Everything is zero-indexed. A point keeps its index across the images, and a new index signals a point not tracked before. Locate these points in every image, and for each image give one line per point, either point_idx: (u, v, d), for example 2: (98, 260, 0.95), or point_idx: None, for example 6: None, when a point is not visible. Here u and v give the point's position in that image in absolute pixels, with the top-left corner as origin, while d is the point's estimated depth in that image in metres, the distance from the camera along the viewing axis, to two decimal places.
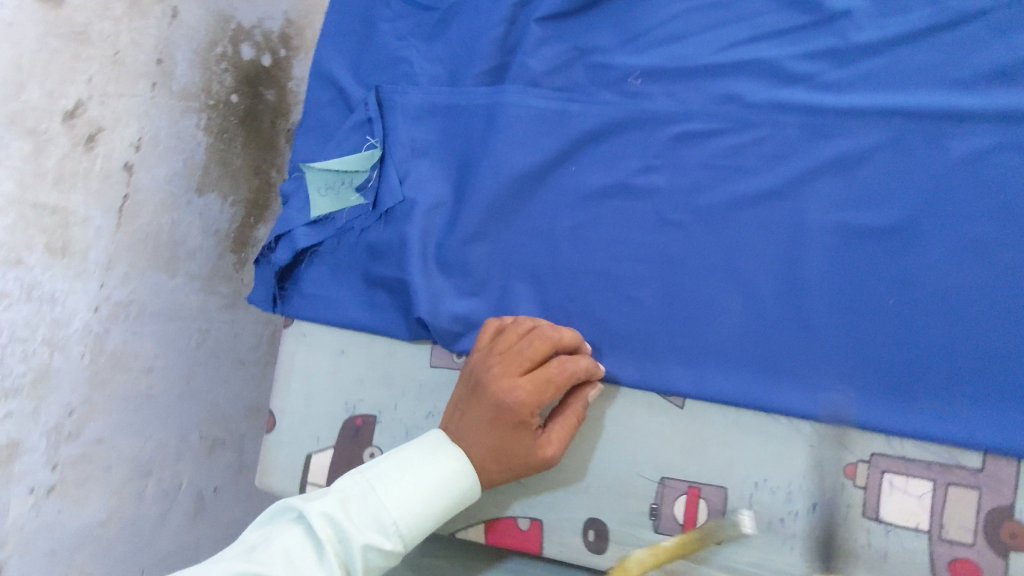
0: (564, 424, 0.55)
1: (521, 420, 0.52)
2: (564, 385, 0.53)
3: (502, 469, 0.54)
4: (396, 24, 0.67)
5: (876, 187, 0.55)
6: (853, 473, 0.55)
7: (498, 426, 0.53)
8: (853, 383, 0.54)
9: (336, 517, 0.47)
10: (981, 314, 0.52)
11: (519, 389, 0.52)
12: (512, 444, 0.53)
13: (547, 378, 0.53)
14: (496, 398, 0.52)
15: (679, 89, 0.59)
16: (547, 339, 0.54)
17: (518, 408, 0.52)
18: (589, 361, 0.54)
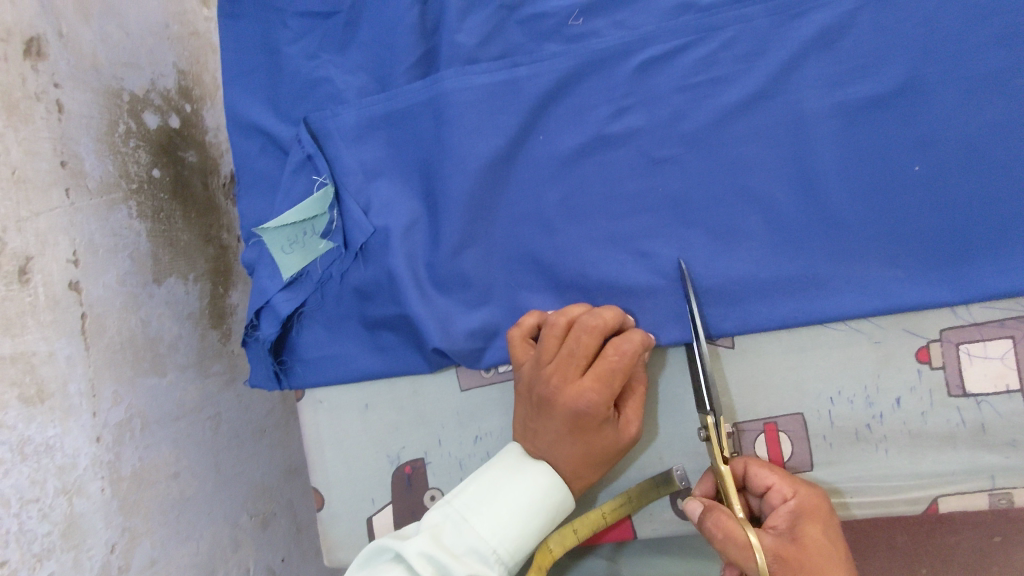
0: (635, 395, 0.53)
1: (600, 420, 0.49)
2: (630, 369, 0.49)
3: (597, 468, 0.52)
4: (301, 42, 0.60)
5: (871, 51, 0.50)
6: (927, 355, 0.51)
7: (579, 432, 0.50)
8: (905, 266, 0.50)
9: (437, 555, 0.46)
10: (1014, 151, 0.47)
11: (588, 391, 0.49)
12: (599, 442, 0.51)
13: (610, 370, 0.49)
14: (568, 409, 0.49)
15: (625, 15, 0.54)
16: (594, 329, 0.49)
17: (595, 411, 0.49)
18: (643, 332, 0.50)
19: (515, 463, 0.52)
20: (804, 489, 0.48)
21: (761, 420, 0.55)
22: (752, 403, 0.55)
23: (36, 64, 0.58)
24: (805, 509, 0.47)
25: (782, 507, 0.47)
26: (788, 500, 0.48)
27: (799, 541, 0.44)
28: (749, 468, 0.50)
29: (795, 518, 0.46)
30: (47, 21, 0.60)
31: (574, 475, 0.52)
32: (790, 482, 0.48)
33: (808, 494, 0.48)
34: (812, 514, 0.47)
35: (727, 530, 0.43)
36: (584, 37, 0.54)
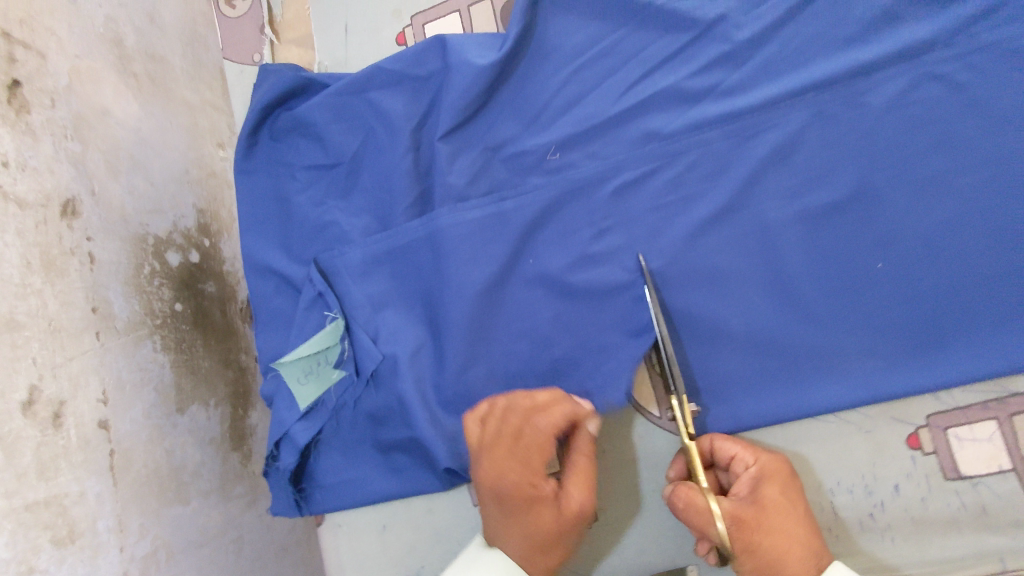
0: (580, 468, 0.53)
1: (527, 497, 0.50)
2: (549, 442, 0.52)
3: (549, 549, 0.50)
4: (309, 191, 0.65)
5: (823, 164, 0.55)
6: (918, 442, 0.53)
7: (514, 512, 0.50)
8: (879, 357, 0.53)
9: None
10: (968, 243, 0.52)
11: (509, 470, 0.51)
12: (538, 522, 0.50)
13: (527, 447, 0.51)
14: (491, 487, 0.51)
15: (599, 145, 0.59)
16: (513, 405, 0.54)
17: (517, 486, 0.50)
18: (563, 402, 0.54)
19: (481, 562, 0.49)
20: (763, 456, 0.51)
21: None
22: None
23: (71, 223, 0.62)
24: (765, 474, 0.50)
25: (744, 474, 0.51)
26: (749, 469, 0.51)
27: (757, 504, 0.48)
28: (714, 442, 0.53)
29: (754, 483, 0.50)
30: (81, 182, 0.65)
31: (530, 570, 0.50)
32: (750, 451, 0.52)
33: (766, 460, 0.51)
34: (770, 477, 0.50)
35: (691, 499, 0.48)
36: (564, 167, 0.60)
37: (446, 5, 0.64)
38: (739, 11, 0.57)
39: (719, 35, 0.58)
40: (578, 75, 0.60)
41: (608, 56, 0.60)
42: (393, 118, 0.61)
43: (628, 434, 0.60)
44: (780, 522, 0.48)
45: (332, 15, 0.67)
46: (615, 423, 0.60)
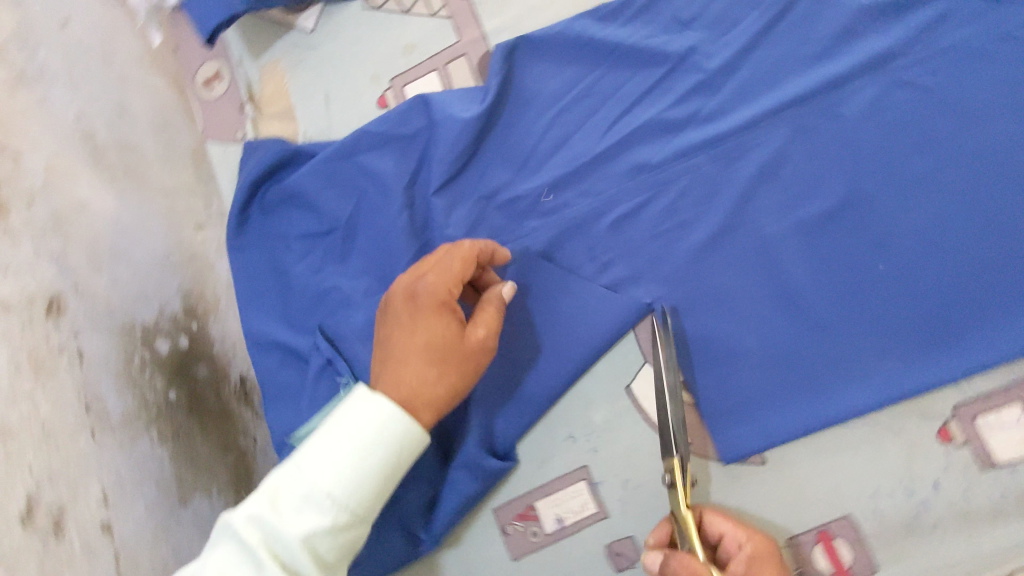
0: (487, 304, 0.53)
1: (440, 301, 0.51)
2: (472, 258, 0.52)
3: (443, 385, 0.49)
4: (306, 260, 0.64)
5: (810, 176, 0.56)
6: (949, 435, 0.53)
7: (419, 319, 0.51)
8: (896, 356, 0.54)
9: (264, 519, 0.42)
10: (961, 235, 0.53)
11: (430, 274, 0.52)
12: (438, 330, 0.50)
13: (441, 261, 0.53)
14: (407, 292, 0.52)
15: (591, 182, 0.60)
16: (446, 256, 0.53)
17: (434, 289, 0.51)
18: (486, 240, 0.55)
19: (361, 405, 0.46)
20: (758, 536, 0.50)
21: (813, 528, 0.55)
22: (799, 514, 0.55)
23: (57, 321, 0.59)
24: (758, 556, 0.49)
25: (738, 552, 0.50)
26: (741, 546, 0.50)
27: None
28: (704, 517, 0.52)
29: (749, 562, 0.49)
30: (65, 278, 0.61)
31: (411, 396, 0.48)
32: (744, 529, 0.51)
33: (760, 540, 0.50)
34: (763, 557, 0.49)
35: (690, 567, 0.45)
36: (559, 208, 0.60)
37: (423, 65, 0.65)
38: (708, 41, 0.59)
39: (693, 65, 0.60)
40: (561, 118, 0.61)
41: (588, 96, 0.61)
42: (385, 178, 0.62)
43: None
44: None
45: (309, 85, 0.67)
46: (647, 453, 0.58)
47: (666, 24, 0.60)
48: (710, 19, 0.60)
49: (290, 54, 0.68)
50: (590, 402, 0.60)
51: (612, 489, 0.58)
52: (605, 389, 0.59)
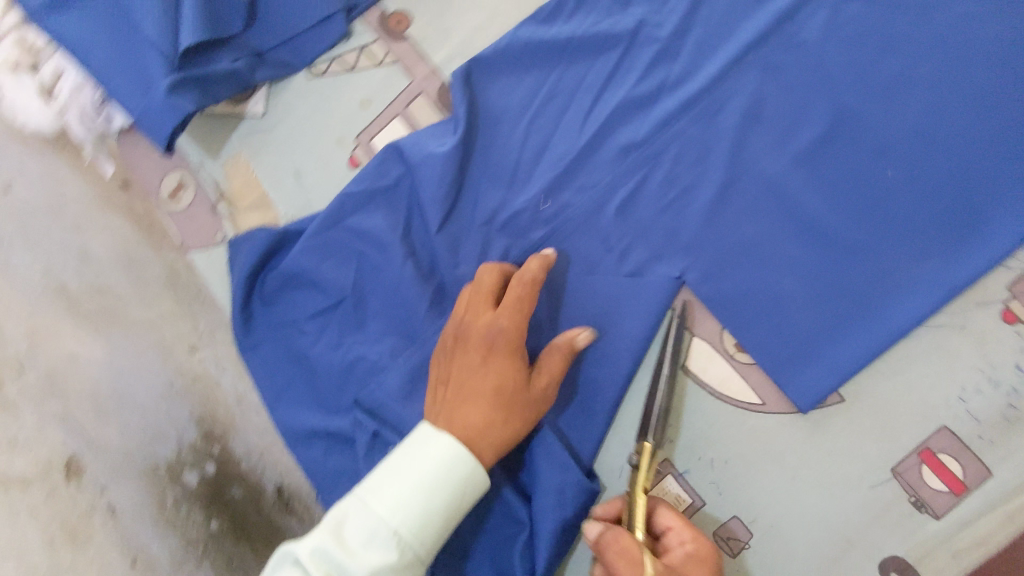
0: (555, 349, 0.52)
1: (511, 345, 0.50)
2: (539, 298, 0.52)
3: (505, 427, 0.49)
4: (323, 338, 0.62)
5: (793, 109, 0.56)
6: (1014, 315, 0.52)
7: (488, 363, 0.49)
8: (936, 254, 0.53)
9: (333, 553, 0.42)
10: (959, 119, 0.53)
11: (502, 315, 0.51)
12: (507, 375, 0.49)
13: (518, 299, 0.51)
14: (480, 331, 0.50)
15: (583, 177, 0.59)
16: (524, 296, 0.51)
17: (508, 334, 0.50)
18: (543, 260, 0.53)
19: (429, 445, 0.46)
20: (703, 538, 0.47)
21: (913, 450, 0.52)
22: (894, 440, 0.53)
23: None
24: (700, 553, 0.46)
25: (679, 549, 0.47)
26: (684, 544, 0.47)
27: None
28: (654, 510, 0.50)
29: (686, 560, 0.46)
30: None
31: (473, 437, 0.47)
32: (691, 529, 0.48)
33: (705, 543, 0.47)
34: (706, 562, 0.46)
35: (625, 548, 0.44)
36: (560, 211, 0.59)
37: (384, 115, 0.64)
38: (654, 11, 0.59)
39: (646, 38, 0.60)
40: (535, 125, 0.61)
41: (554, 97, 0.61)
42: (379, 234, 0.60)
43: (740, 431, 0.55)
44: None
45: (276, 167, 0.66)
46: (723, 426, 0.56)
47: (608, 8, 0.61)
48: None
49: (248, 143, 0.67)
50: None
51: (701, 473, 0.55)
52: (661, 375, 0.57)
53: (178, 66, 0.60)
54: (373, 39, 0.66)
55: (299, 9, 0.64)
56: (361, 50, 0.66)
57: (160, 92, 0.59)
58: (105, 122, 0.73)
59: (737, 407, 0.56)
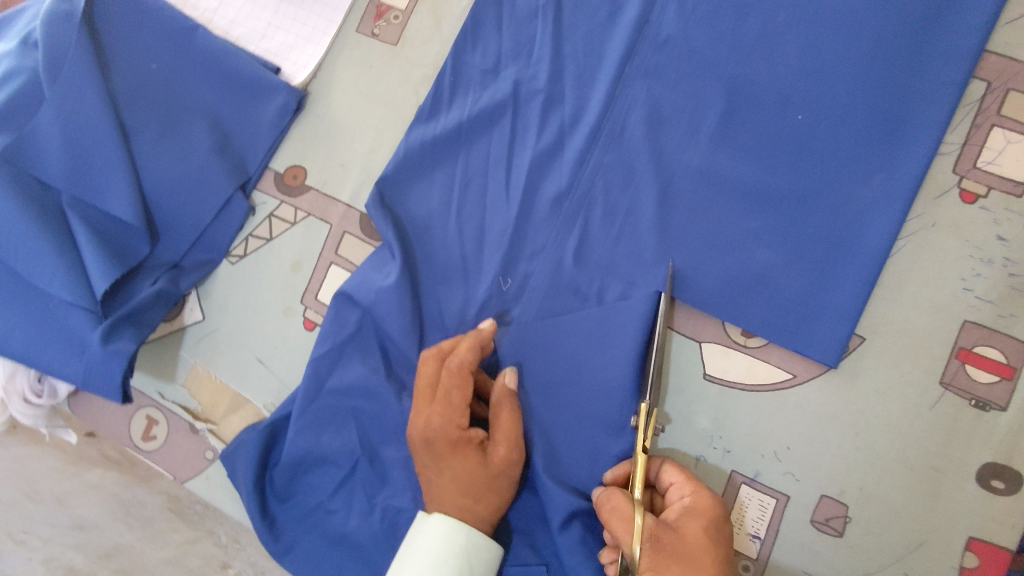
0: (500, 411, 0.53)
1: (453, 439, 0.51)
2: (464, 380, 0.52)
3: (487, 503, 0.51)
4: (351, 508, 0.58)
5: (687, 99, 0.58)
6: (971, 193, 0.53)
7: (443, 460, 0.51)
8: (876, 169, 0.54)
9: None
10: (834, 47, 0.55)
11: (435, 414, 0.52)
12: (463, 464, 0.51)
13: (446, 390, 0.52)
14: (421, 438, 0.52)
15: (530, 243, 0.59)
16: (451, 384, 0.52)
17: (444, 431, 0.51)
18: (475, 338, 0.54)
19: (425, 527, 0.50)
20: (703, 491, 0.48)
21: (949, 355, 0.52)
22: (929, 354, 0.52)
23: None
24: (697, 506, 0.48)
25: (678, 502, 0.49)
26: (683, 499, 0.49)
27: (678, 529, 0.46)
28: (660, 466, 0.52)
29: (682, 513, 0.48)
30: None
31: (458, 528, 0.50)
32: (691, 482, 0.49)
33: (704, 496, 0.48)
34: (703, 514, 0.47)
35: (619, 508, 0.47)
36: (523, 284, 0.58)
37: (319, 268, 0.63)
38: (522, 68, 0.61)
39: (527, 92, 0.61)
40: (463, 216, 0.60)
41: (470, 182, 0.61)
42: (363, 383, 0.58)
43: (788, 412, 0.54)
44: (692, 554, 0.45)
45: (237, 364, 0.63)
46: (769, 414, 0.54)
47: (482, 83, 0.62)
48: (510, 54, 0.62)
49: (200, 352, 0.64)
50: (687, 415, 0.56)
51: (771, 469, 0.54)
52: (690, 394, 0.56)
53: (103, 314, 0.59)
54: (277, 203, 0.65)
55: (196, 207, 0.63)
56: (270, 218, 0.65)
57: (95, 346, 0.56)
58: (48, 397, 0.65)
59: (775, 390, 0.54)
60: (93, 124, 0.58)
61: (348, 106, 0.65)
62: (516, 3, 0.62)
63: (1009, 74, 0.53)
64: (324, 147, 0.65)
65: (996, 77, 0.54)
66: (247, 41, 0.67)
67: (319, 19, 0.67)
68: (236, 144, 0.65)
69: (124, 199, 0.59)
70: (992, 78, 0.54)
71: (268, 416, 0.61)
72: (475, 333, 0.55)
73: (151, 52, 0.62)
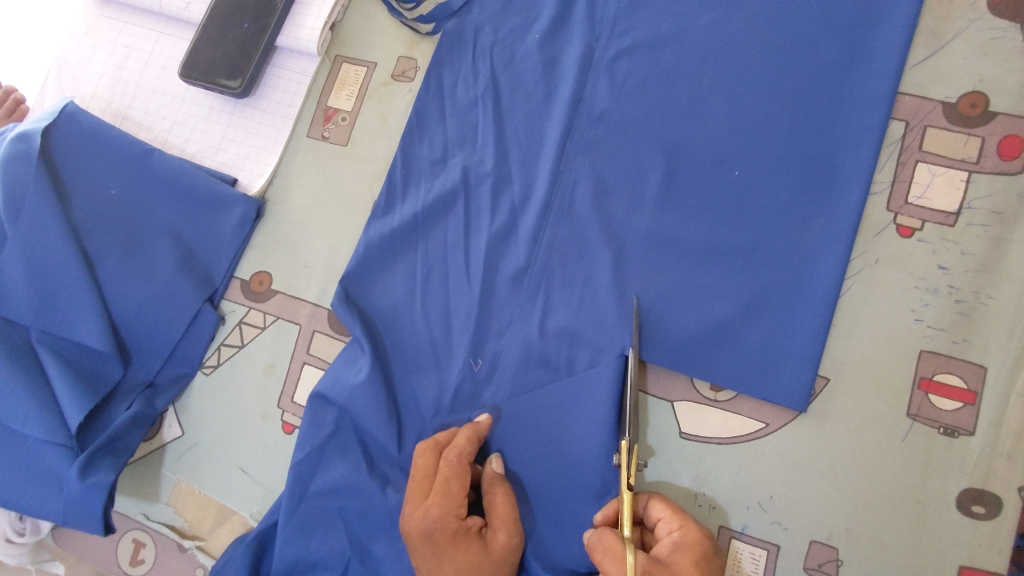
0: (495, 496, 0.54)
1: (454, 530, 0.51)
2: (463, 471, 0.53)
3: None
4: None
5: (628, 167, 0.60)
6: (907, 227, 0.55)
7: (443, 552, 0.50)
8: (817, 214, 0.55)
9: None
10: (760, 102, 0.58)
11: (434, 505, 0.51)
12: (465, 555, 0.50)
13: (446, 481, 0.52)
14: (419, 532, 0.50)
15: (495, 322, 0.60)
16: (450, 475, 0.52)
17: (445, 523, 0.50)
18: (470, 428, 0.55)
19: None
20: (690, 524, 0.49)
21: (912, 385, 0.53)
22: (893, 387, 0.53)
23: None
24: (686, 540, 0.48)
25: (668, 538, 0.49)
26: (672, 534, 0.49)
27: (670, 566, 0.47)
28: (648, 502, 0.52)
29: (673, 549, 0.48)
30: None
31: None
32: (678, 516, 0.50)
33: (692, 529, 0.49)
34: (693, 548, 0.47)
35: (612, 549, 0.47)
36: (494, 363, 0.59)
37: (292, 370, 0.64)
38: (469, 155, 0.64)
39: (476, 177, 0.63)
40: (428, 302, 0.62)
41: (431, 270, 0.62)
42: (346, 481, 0.57)
43: (766, 461, 0.55)
44: None
45: (220, 475, 0.63)
46: (749, 465, 0.55)
47: (432, 173, 0.64)
48: (456, 143, 0.64)
49: (182, 467, 0.64)
50: (669, 476, 0.56)
51: (758, 520, 0.54)
52: (669, 454, 0.57)
53: (79, 447, 0.59)
54: (246, 310, 0.66)
55: (166, 323, 0.64)
56: (240, 325, 0.66)
57: (73, 481, 0.57)
58: (30, 535, 0.64)
59: (750, 440, 0.55)
60: (56, 258, 0.60)
61: (306, 208, 0.67)
62: (456, 94, 0.65)
63: (923, 113, 0.56)
64: (286, 249, 0.67)
65: (913, 116, 0.57)
66: (203, 156, 0.70)
67: (270, 129, 0.70)
68: (201, 257, 0.66)
69: (92, 327, 0.59)
70: (909, 118, 0.57)
71: (255, 526, 0.61)
72: (472, 424, 0.56)
73: (108, 178, 0.64)
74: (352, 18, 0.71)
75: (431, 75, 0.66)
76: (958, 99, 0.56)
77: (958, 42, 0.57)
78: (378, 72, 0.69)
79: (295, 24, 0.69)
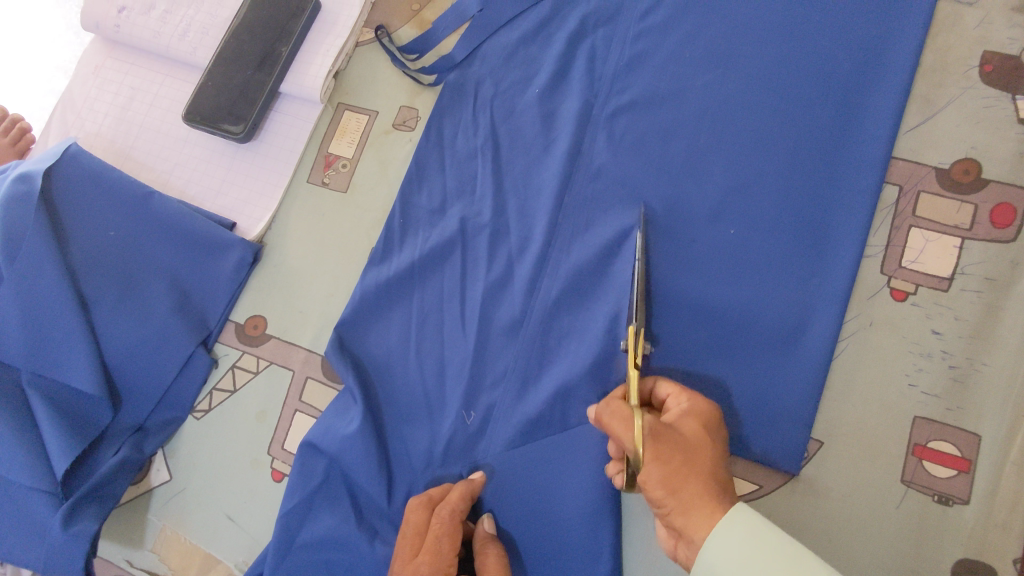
0: (487, 558, 0.53)
1: None
2: (455, 528, 0.52)
3: None
4: None
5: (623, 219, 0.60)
6: (901, 291, 0.56)
7: None
8: (812, 274, 0.56)
9: None
10: (756, 161, 0.58)
11: (424, 562, 0.50)
12: None
13: (438, 538, 0.51)
14: None
15: (489, 373, 0.60)
16: (442, 529, 0.52)
17: None
18: (464, 485, 0.55)
19: None
20: (698, 397, 0.49)
21: (906, 450, 0.53)
22: (886, 453, 0.53)
23: None
24: (694, 408, 0.48)
25: (676, 407, 0.49)
26: (679, 404, 0.49)
27: (679, 426, 0.46)
28: (656, 381, 0.52)
29: (681, 414, 0.47)
30: None
31: None
32: (686, 392, 0.50)
33: (700, 401, 0.48)
34: (699, 415, 0.47)
35: (619, 414, 0.46)
36: (486, 415, 0.59)
37: (284, 417, 0.63)
38: (467, 205, 0.64)
39: (473, 226, 0.64)
40: (423, 351, 0.62)
41: (427, 319, 0.62)
42: (333, 534, 0.57)
43: None
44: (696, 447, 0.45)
45: (206, 523, 0.62)
46: None
47: (430, 223, 0.65)
48: (455, 193, 0.65)
49: (167, 513, 0.63)
50: None
51: None
52: None
53: (64, 494, 0.59)
54: (240, 354, 0.66)
55: (158, 367, 0.64)
56: (233, 369, 0.66)
57: (56, 531, 0.56)
58: None
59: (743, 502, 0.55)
60: (51, 304, 0.60)
61: (304, 252, 0.68)
62: (456, 144, 0.66)
63: (916, 177, 0.57)
64: (283, 294, 0.67)
65: (907, 180, 0.57)
66: (203, 199, 0.71)
67: (271, 173, 0.70)
68: (196, 300, 0.66)
69: (84, 373, 0.59)
70: (903, 182, 0.57)
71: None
72: (465, 482, 0.56)
73: (107, 220, 0.63)
74: (357, 66, 0.72)
75: (432, 126, 0.67)
76: (951, 165, 0.57)
77: (951, 108, 0.58)
78: (380, 119, 0.70)
79: (299, 71, 0.70)
